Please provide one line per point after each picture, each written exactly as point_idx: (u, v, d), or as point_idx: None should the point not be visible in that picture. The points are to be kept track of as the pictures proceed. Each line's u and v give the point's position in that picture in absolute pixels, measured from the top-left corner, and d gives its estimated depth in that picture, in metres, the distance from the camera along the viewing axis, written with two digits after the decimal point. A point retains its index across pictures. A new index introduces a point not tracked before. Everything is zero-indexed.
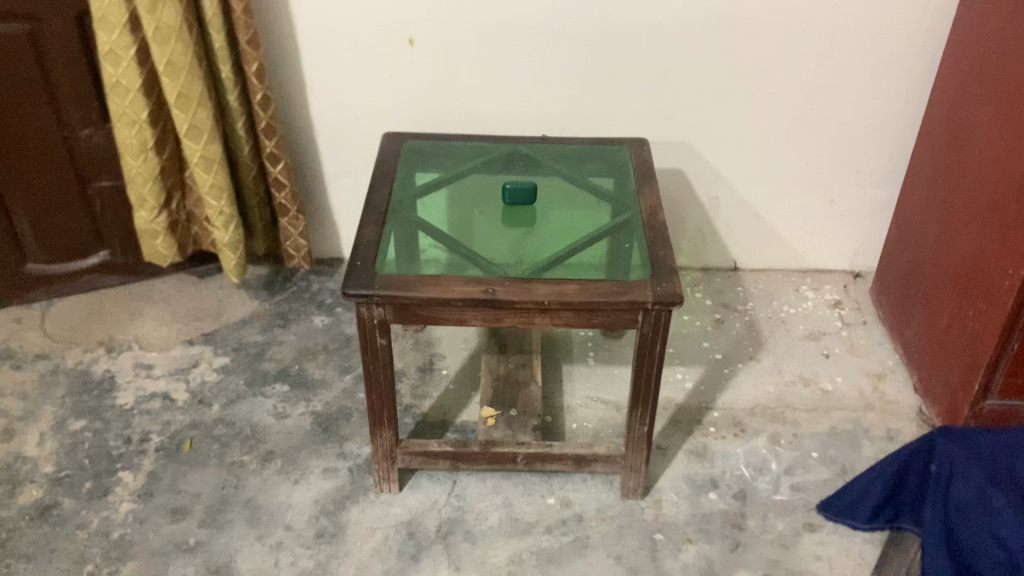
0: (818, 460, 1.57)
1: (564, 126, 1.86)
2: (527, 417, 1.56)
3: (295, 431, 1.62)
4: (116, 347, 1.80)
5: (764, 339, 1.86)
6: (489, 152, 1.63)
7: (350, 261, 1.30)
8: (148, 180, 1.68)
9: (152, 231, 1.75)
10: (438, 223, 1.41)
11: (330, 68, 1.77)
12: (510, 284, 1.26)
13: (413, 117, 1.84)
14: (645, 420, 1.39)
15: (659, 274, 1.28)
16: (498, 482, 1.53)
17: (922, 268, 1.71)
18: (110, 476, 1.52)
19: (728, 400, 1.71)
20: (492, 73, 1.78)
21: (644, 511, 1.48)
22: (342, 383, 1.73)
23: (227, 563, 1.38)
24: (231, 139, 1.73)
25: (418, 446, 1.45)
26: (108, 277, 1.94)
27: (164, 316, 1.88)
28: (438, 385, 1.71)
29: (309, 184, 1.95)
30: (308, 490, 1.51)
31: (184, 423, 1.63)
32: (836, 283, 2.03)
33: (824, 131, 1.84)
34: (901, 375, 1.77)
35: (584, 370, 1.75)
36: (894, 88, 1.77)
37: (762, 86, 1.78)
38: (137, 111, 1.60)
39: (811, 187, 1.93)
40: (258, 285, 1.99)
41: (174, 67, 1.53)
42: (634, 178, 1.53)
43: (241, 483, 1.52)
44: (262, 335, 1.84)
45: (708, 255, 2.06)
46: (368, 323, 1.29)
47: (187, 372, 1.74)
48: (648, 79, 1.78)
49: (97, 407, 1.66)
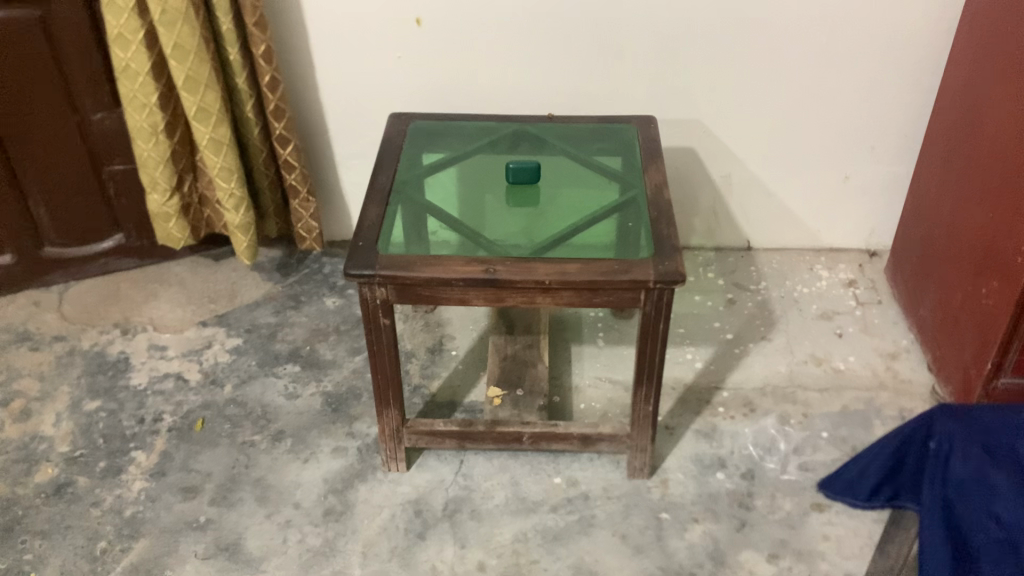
0: (828, 440, 1.56)
1: (572, 105, 1.85)
2: (534, 397, 1.54)
3: (306, 411, 1.63)
4: (130, 329, 1.82)
5: (777, 319, 1.84)
6: (495, 132, 1.61)
7: (352, 242, 1.30)
8: (159, 163, 1.69)
9: (164, 213, 1.77)
10: (441, 204, 1.41)
11: (339, 49, 1.77)
12: (511, 264, 1.26)
13: (422, 97, 1.84)
14: (649, 399, 1.39)
15: (662, 252, 1.27)
16: (505, 461, 1.53)
17: (935, 246, 1.68)
18: (123, 455, 1.55)
19: (738, 380, 1.70)
20: (497, 54, 1.77)
21: (651, 491, 1.48)
22: (353, 364, 1.74)
23: (237, 540, 1.40)
24: (241, 122, 1.74)
25: (424, 425, 1.46)
26: (124, 261, 1.96)
27: (178, 299, 1.90)
28: (447, 365, 1.72)
29: (319, 166, 1.95)
30: (318, 469, 1.52)
31: (196, 404, 1.65)
32: (851, 262, 2.00)
33: (838, 108, 1.81)
34: (916, 354, 1.74)
35: (593, 351, 1.74)
36: (908, 62, 1.74)
37: (774, 64, 1.76)
38: (147, 95, 1.61)
39: (825, 164, 1.90)
40: (271, 267, 1.99)
41: (181, 49, 1.53)
42: (640, 157, 1.51)
43: (251, 462, 1.54)
44: (275, 316, 1.85)
45: (721, 235, 2.04)
46: (371, 304, 1.29)
47: (201, 353, 1.76)
48: (658, 58, 1.77)
49: (112, 387, 1.69)
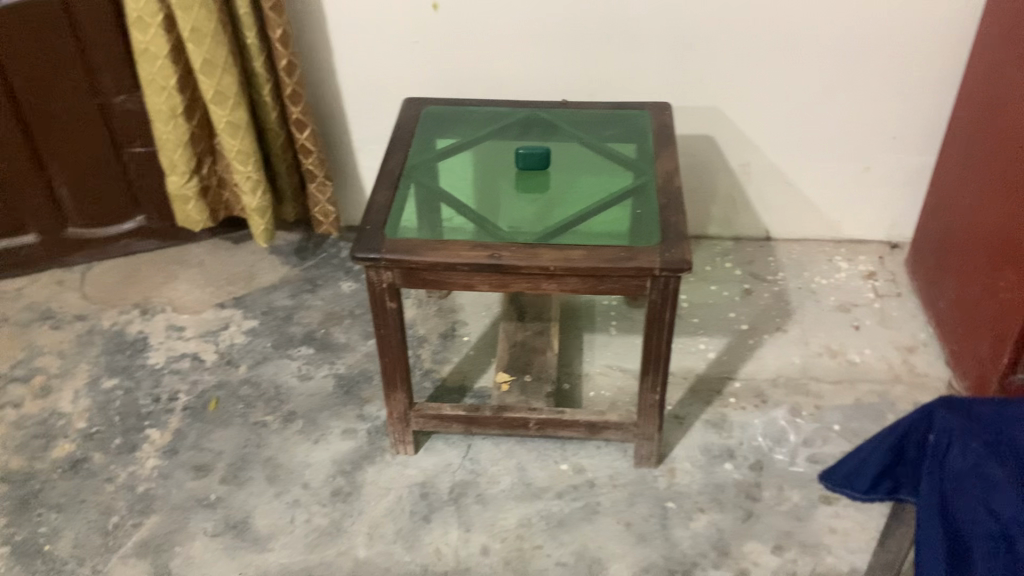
0: (839, 433, 1.54)
1: (589, 91, 1.84)
2: (541, 383, 1.54)
3: (318, 393, 1.65)
4: (150, 309, 1.85)
5: (793, 310, 1.82)
6: (508, 117, 1.60)
7: (360, 226, 1.31)
8: (178, 145, 1.71)
9: (183, 196, 1.79)
10: (451, 189, 1.42)
11: (357, 34, 1.78)
12: (516, 249, 1.26)
13: (439, 83, 1.84)
14: (656, 388, 1.38)
15: (669, 240, 1.27)
16: (512, 447, 1.53)
17: (954, 238, 1.65)
18: (138, 432, 1.58)
19: (750, 370, 1.69)
20: (514, 40, 1.77)
21: (657, 479, 1.48)
22: (366, 347, 1.75)
23: (245, 518, 1.42)
24: (259, 106, 1.75)
25: (432, 409, 1.47)
26: (145, 242, 1.99)
27: (197, 280, 1.92)
28: (458, 351, 1.72)
29: (337, 150, 1.96)
30: (327, 450, 1.54)
31: (211, 383, 1.68)
32: (871, 254, 1.97)
33: (859, 96, 1.79)
34: (934, 348, 1.71)
35: (605, 339, 1.74)
36: (932, 51, 1.71)
37: (793, 52, 1.74)
38: (166, 78, 1.62)
39: (846, 154, 1.87)
40: (289, 251, 2.01)
41: (198, 33, 1.54)
42: (652, 143, 1.50)
43: (262, 442, 1.55)
44: (291, 299, 1.87)
45: (740, 224, 2.03)
46: (377, 287, 1.30)
47: (217, 334, 1.78)
48: (676, 45, 1.75)
49: (129, 366, 1.72)
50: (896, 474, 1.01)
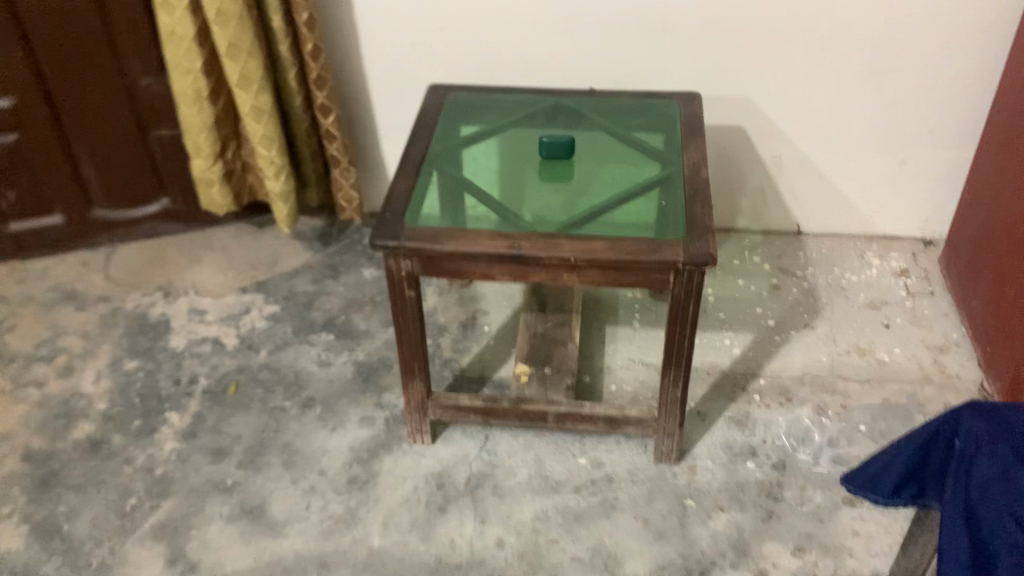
0: (866, 434, 1.51)
1: (617, 80, 1.81)
2: (562, 376, 1.51)
3: (337, 380, 1.64)
4: (173, 292, 1.85)
5: (822, 307, 1.78)
6: (533, 105, 1.58)
7: (380, 213, 1.30)
8: (203, 129, 1.70)
9: (208, 179, 1.79)
10: (473, 178, 1.40)
11: (384, 19, 1.76)
12: (537, 240, 1.23)
13: (467, 69, 1.82)
14: (678, 383, 1.36)
15: (693, 233, 1.24)
16: (531, 439, 1.52)
17: (991, 236, 1.60)
18: (157, 415, 1.58)
19: (776, 367, 1.65)
20: (542, 26, 1.74)
21: (676, 476, 1.45)
22: (386, 335, 1.74)
23: (261, 504, 1.42)
24: (284, 90, 1.74)
25: (450, 399, 1.45)
26: (170, 225, 2.00)
27: (221, 264, 1.92)
28: (479, 340, 1.71)
29: (362, 136, 1.95)
30: (345, 438, 1.53)
31: (231, 367, 1.67)
32: (904, 250, 1.92)
33: (896, 87, 1.74)
34: (967, 349, 1.67)
35: (628, 332, 1.72)
36: (972, 43, 1.65)
37: (828, 41, 1.69)
38: (191, 61, 1.62)
39: (880, 147, 1.83)
40: (312, 236, 2.00)
41: (223, 16, 1.53)
42: (680, 134, 1.47)
43: (280, 428, 1.55)
44: (313, 285, 1.86)
45: (769, 218, 1.99)
46: (396, 275, 1.29)
47: (238, 318, 1.78)
48: (707, 32, 1.71)
49: (151, 348, 1.72)
50: (922, 479, 0.97)
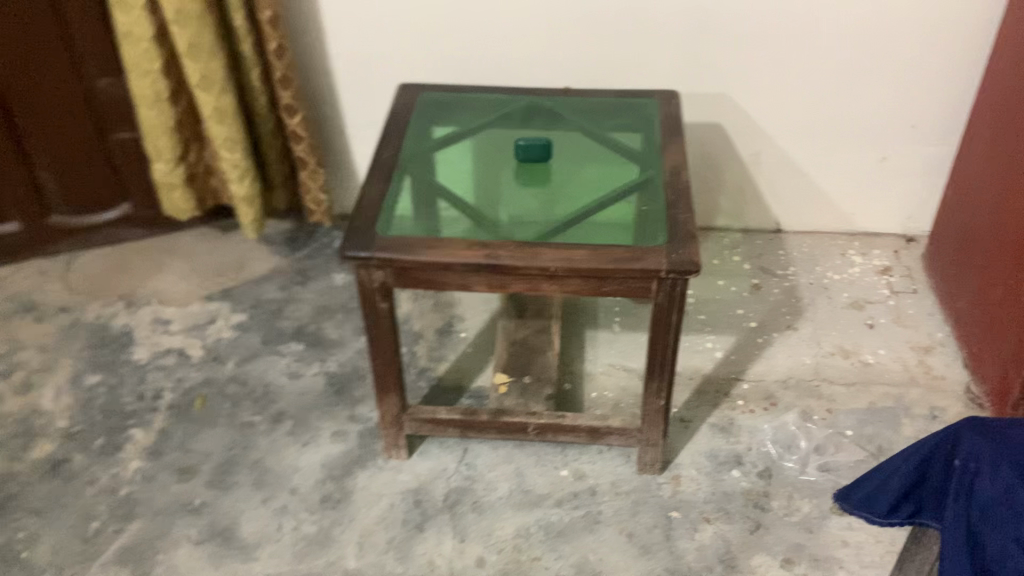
0: (853, 440, 1.47)
1: (594, 76, 1.76)
2: (542, 385, 1.46)
3: (308, 392, 1.58)
4: (136, 301, 1.78)
5: (804, 307, 1.75)
6: (509, 105, 1.52)
7: (350, 222, 1.24)
8: (163, 132, 1.63)
9: (170, 184, 1.72)
10: (447, 183, 1.34)
11: (351, 15, 1.70)
12: (515, 249, 1.18)
13: (439, 67, 1.76)
14: (661, 393, 1.31)
15: (676, 240, 1.19)
16: (511, 451, 1.47)
17: (976, 234, 1.57)
18: (121, 432, 1.51)
19: (760, 371, 1.61)
20: (516, 22, 1.69)
21: (661, 487, 1.41)
22: (359, 343, 1.68)
23: (231, 525, 1.36)
24: (248, 90, 1.67)
25: (426, 412, 1.40)
26: (132, 231, 1.92)
27: (186, 271, 1.85)
28: (455, 348, 1.66)
29: (331, 136, 1.88)
30: (318, 454, 1.47)
31: (197, 381, 1.61)
32: (886, 247, 1.89)
33: (877, 82, 1.70)
34: (951, 349, 1.64)
35: (608, 337, 1.67)
36: (954, 37, 1.62)
37: (809, 35, 1.65)
38: (150, 61, 1.55)
39: (861, 142, 1.79)
40: (281, 240, 1.94)
41: (182, 14, 1.46)
42: (660, 134, 1.42)
43: (250, 444, 1.49)
44: (282, 292, 1.80)
45: (749, 216, 1.95)
46: (368, 287, 1.23)
47: (204, 328, 1.71)
48: (685, 26, 1.67)
49: (113, 362, 1.65)
50: (916, 491, 0.92)
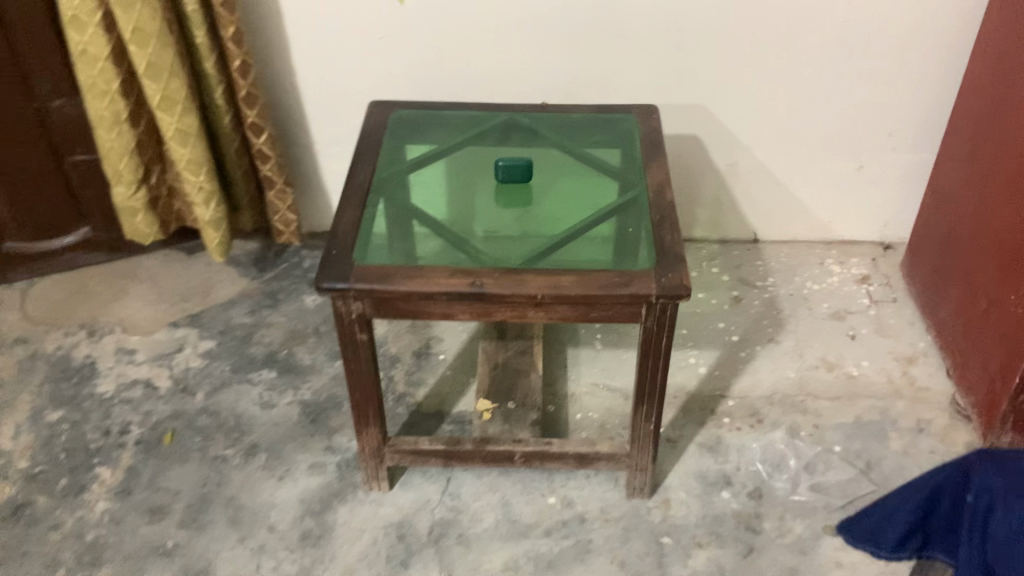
0: (842, 456, 1.45)
1: (568, 88, 1.72)
2: (526, 411, 1.43)
3: (282, 423, 1.53)
4: (97, 330, 1.71)
5: (785, 319, 1.73)
6: (485, 122, 1.48)
7: (325, 250, 1.18)
8: (123, 154, 1.56)
9: (131, 208, 1.64)
10: (425, 207, 1.30)
11: (317, 29, 1.64)
12: (500, 275, 1.14)
13: (409, 81, 1.71)
14: (651, 418, 1.28)
15: (665, 262, 1.16)
16: (495, 479, 1.43)
17: (957, 244, 1.56)
18: (86, 472, 1.44)
19: (744, 387, 1.59)
20: (488, 35, 1.64)
21: (651, 512, 1.38)
22: (333, 369, 1.63)
23: (206, 568, 1.30)
24: (211, 110, 1.60)
25: (407, 443, 1.35)
26: (91, 255, 1.85)
27: (149, 297, 1.78)
28: (434, 371, 1.61)
29: (298, 153, 1.82)
30: (295, 488, 1.42)
31: (165, 414, 1.54)
32: (864, 255, 1.88)
33: (854, 91, 1.69)
34: (934, 359, 1.63)
35: (590, 355, 1.64)
36: (930, 44, 1.61)
37: (786, 44, 1.63)
38: (107, 82, 1.47)
39: (839, 151, 1.78)
40: (247, 261, 1.87)
41: (140, 33, 1.40)
42: (641, 150, 1.39)
43: (223, 480, 1.43)
44: (250, 317, 1.74)
45: (727, 226, 1.92)
46: (346, 318, 1.18)
47: (171, 358, 1.65)
48: (661, 37, 1.64)
49: (75, 396, 1.58)
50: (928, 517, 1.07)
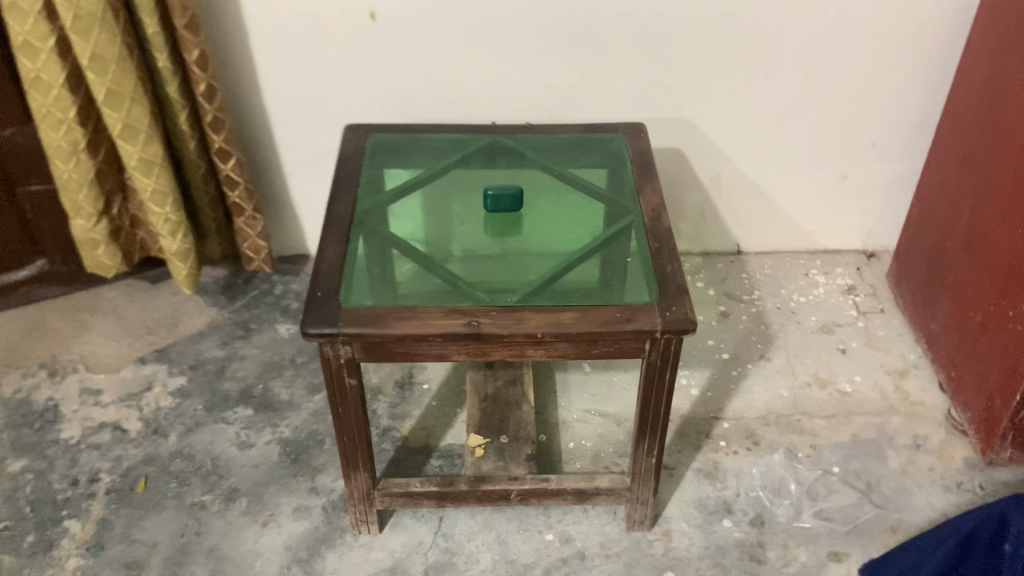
0: (842, 477, 1.43)
1: (548, 104, 1.66)
2: (520, 445, 1.38)
3: (261, 464, 1.45)
4: (59, 369, 1.62)
5: (774, 335, 1.70)
6: (467, 146, 1.42)
7: (309, 292, 1.11)
8: (82, 185, 1.47)
9: (92, 240, 1.55)
10: (411, 239, 1.24)
11: (285, 50, 1.56)
12: (496, 314, 1.08)
13: (383, 100, 1.64)
14: (652, 452, 1.23)
15: (668, 295, 1.11)
16: (489, 516, 1.38)
17: (948, 256, 1.55)
18: (54, 526, 1.36)
19: (738, 408, 1.55)
20: (465, 52, 1.58)
21: (652, 545, 1.33)
22: (313, 404, 1.56)
23: None
24: (174, 134, 1.52)
25: (398, 486, 1.29)
26: (48, 289, 1.75)
27: (113, 331, 1.69)
28: (419, 403, 1.55)
29: (266, 176, 1.75)
30: (279, 534, 1.35)
31: (137, 459, 1.46)
32: (848, 265, 1.86)
33: (838, 102, 1.66)
34: (925, 372, 1.62)
35: (580, 379, 1.59)
36: (914, 54, 1.59)
37: (770, 56, 1.60)
38: (63, 110, 1.38)
39: (823, 162, 1.75)
40: (216, 289, 1.79)
41: (99, 59, 1.31)
42: (631, 172, 1.34)
43: (203, 528, 1.36)
44: (222, 349, 1.66)
45: (709, 239, 1.89)
46: (334, 363, 1.11)
47: (140, 397, 1.56)
48: (644, 51, 1.59)
49: (39, 443, 1.48)
50: (977, 530, 1.24)
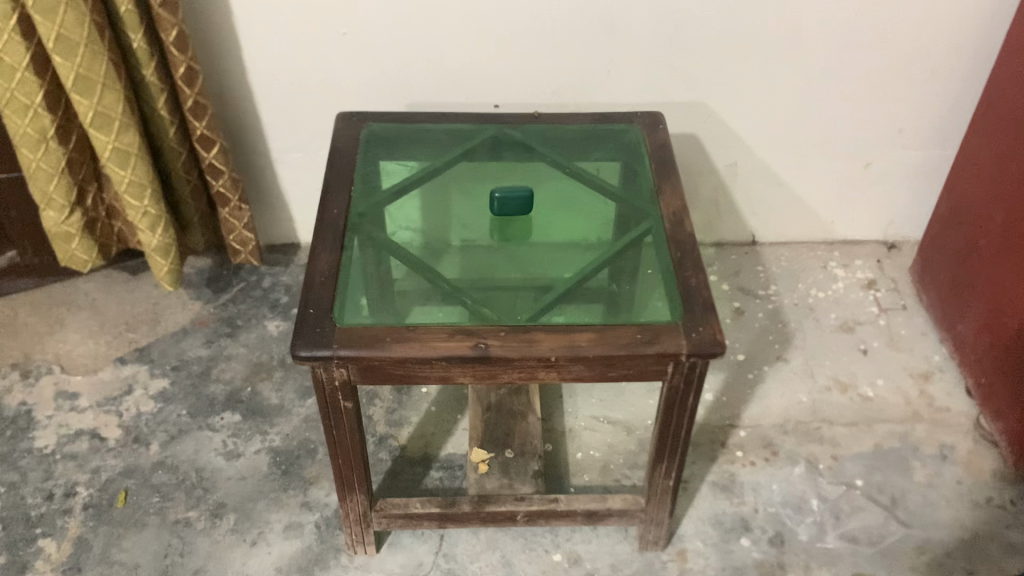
0: (865, 492, 1.35)
1: (556, 89, 1.55)
2: (527, 460, 1.30)
3: (249, 476, 1.36)
4: (33, 370, 1.52)
5: (791, 333, 1.61)
6: (470, 138, 1.31)
7: (300, 309, 1.01)
8: (53, 176, 1.36)
9: (65, 233, 1.44)
10: (411, 247, 1.14)
11: (271, 28, 1.44)
12: (506, 335, 0.99)
13: (378, 82, 1.53)
14: (670, 475, 1.15)
15: (692, 313, 1.01)
16: (493, 535, 1.30)
17: (981, 255, 1.45)
18: (27, 546, 1.27)
19: (754, 415, 1.47)
20: (467, 32, 1.46)
21: (666, 567, 1.26)
22: (304, 410, 1.47)
23: None
24: (152, 120, 1.40)
25: (397, 507, 1.20)
26: (21, 281, 1.65)
27: (90, 327, 1.59)
28: (417, 408, 1.46)
29: (252, 162, 1.64)
30: (268, 555, 1.26)
31: (117, 470, 1.37)
32: (868, 257, 1.77)
33: (863, 88, 1.55)
34: (951, 375, 1.53)
35: (587, 382, 1.50)
36: (948, 37, 1.48)
37: (792, 40, 1.48)
38: (28, 95, 1.27)
39: (845, 149, 1.65)
40: (200, 282, 1.69)
41: (65, 41, 1.19)
42: (649, 170, 1.24)
43: (187, 548, 1.27)
44: (207, 348, 1.56)
45: (723, 229, 1.79)
46: (328, 386, 1.02)
47: (119, 402, 1.47)
48: (659, 33, 1.47)
49: (11, 453, 1.39)
50: None
